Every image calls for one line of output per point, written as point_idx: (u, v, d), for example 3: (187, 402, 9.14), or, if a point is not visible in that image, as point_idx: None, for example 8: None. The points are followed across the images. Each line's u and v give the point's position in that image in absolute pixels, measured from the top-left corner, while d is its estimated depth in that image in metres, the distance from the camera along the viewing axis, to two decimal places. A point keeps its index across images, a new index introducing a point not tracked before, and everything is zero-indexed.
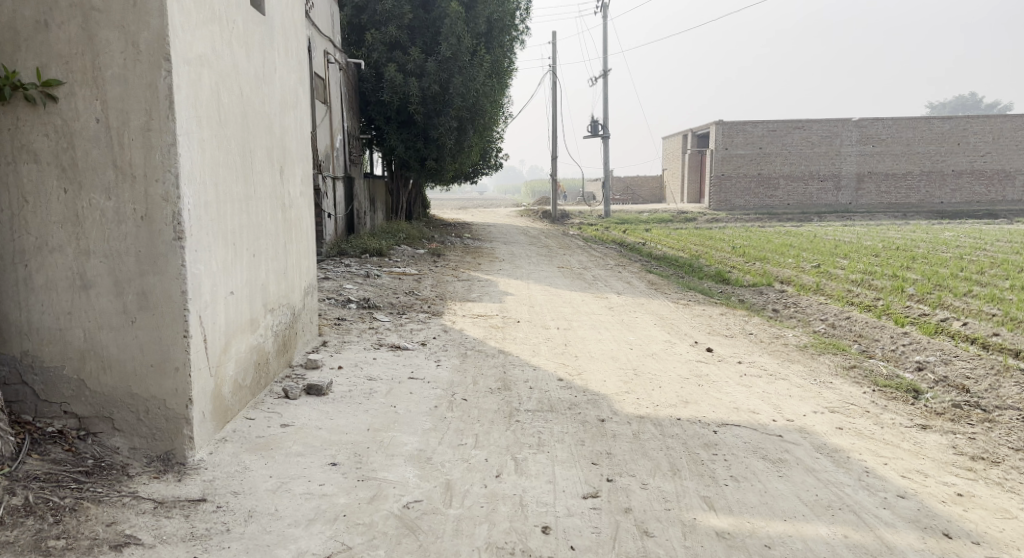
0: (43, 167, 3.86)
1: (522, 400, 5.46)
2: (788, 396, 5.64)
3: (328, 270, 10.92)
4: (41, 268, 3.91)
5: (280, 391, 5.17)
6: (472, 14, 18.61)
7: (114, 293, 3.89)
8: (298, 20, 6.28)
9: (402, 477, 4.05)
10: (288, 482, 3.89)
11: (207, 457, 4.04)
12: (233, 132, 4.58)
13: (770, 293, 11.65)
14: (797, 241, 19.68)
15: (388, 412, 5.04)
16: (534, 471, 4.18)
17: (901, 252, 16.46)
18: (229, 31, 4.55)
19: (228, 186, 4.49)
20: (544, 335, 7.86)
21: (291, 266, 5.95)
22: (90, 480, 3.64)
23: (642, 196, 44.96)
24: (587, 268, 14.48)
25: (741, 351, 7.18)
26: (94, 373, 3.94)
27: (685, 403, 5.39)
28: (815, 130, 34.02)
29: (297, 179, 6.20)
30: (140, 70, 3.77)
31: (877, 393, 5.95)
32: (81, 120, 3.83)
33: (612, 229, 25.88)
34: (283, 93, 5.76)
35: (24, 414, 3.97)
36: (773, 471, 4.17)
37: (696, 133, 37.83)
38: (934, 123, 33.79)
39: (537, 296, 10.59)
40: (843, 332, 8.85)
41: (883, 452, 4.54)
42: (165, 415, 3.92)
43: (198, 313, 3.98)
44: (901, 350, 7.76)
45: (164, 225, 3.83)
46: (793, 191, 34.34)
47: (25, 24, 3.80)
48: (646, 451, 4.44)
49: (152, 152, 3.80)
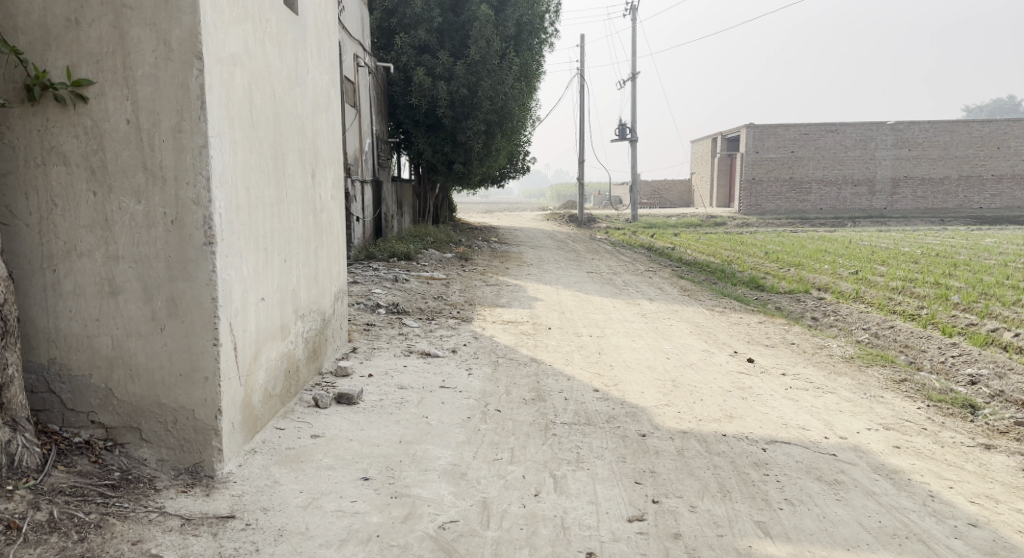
0: (73, 171, 3.75)
1: (558, 412, 5.26)
2: (838, 411, 5.37)
3: (356, 274, 10.80)
4: (70, 272, 3.80)
5: (310, 400, 5.03)
6: (502, 17, 18.45)
7: (144, 300, 3.76)
8: (330, 21, 6.15)
9: (437, 495, 3.87)
10: (320, 498, 3.73)
11: (236, 470, 3.89)
12: (265, 134, 4.44)
13: (808, 301, 11.30)
14: (832, 247, 19.21)
15: (420, 423, 4.87)
16: (575, 490, 3.98)
17: (942, 258, 15.98)
18: (262, 30, 4.42)
19: (259, 190, 4.35)
20: (577, 343, 7.65)
21: (322, 271, 5.80)
22: (117, 495, 3.51)
23: (670, 201, 44.45)
24: (617, 274, 14.24)
25: (784, 362, 6.91)
26: (123, 382, 3.82)
27: (730, 417, 5.15)
28: (849, 134, 33.40)
29: (328, 182, 6.06)
30: (172, 69, 3.64)
31: (931, 409, 5.66)
32: (111, 121, 3.71)
33: (640, 232, 25.60)
34: (315, 95, 5.62)
35: (51, 424, 3.86)
36: (830, 494, 3.93)
37: (726, 137, 37.40)
38: (972, 126, 33.02)
39: (568, 302, 10.39)
40: (887, 342, 8.53)
41: (946, 474, 4.27)
42: (194, 426, 3.79)
43: (228, 320, 3.84)
44: (951, 362, 7.44)
45: (194, 230, 3.70)
46: (826, 195, 33.70)
47: (56, 22, 3.70)
48: (693, 470, 4.22)
49: (183, 154, 3.67)
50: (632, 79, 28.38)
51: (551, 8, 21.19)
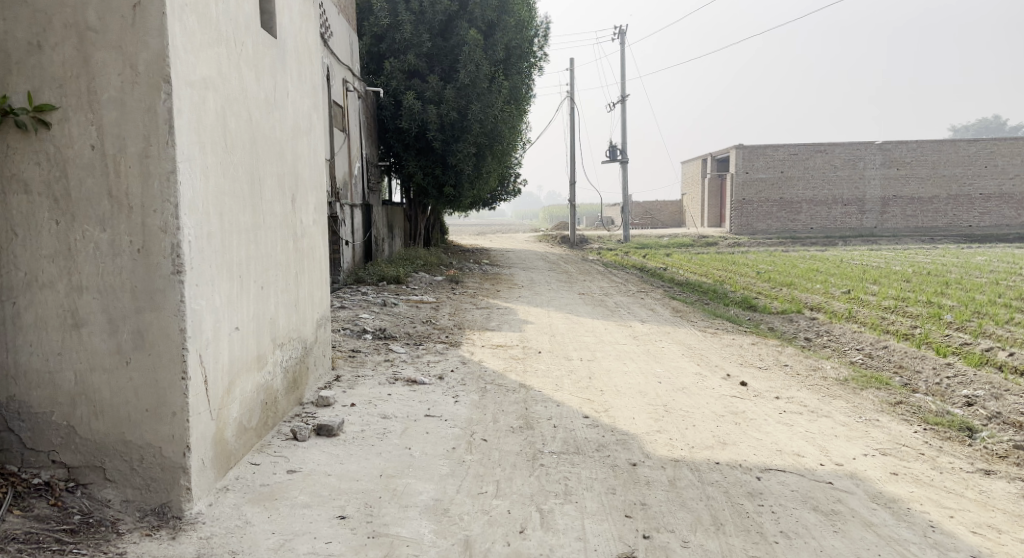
0: (34, 199, 3.61)
1: (546, 440, 5.10)
2: (834, 436, 5.22)
3: (344, 299, 10.63)
4: (30, 305, 3.64)
5: (289, 432, 4.85)
6: (491, 41, 18.50)
7: (109, 332, 3.60)
8: (312, 45, 6.05)
9: (416, 533, 3.70)
10: (292, 539, 3.56)
11: (206, 510, 3.71)
12: (240, 159, 4.31)
13: (800, 321, 11.16)
14: (825, 266, 19.17)
15: (403, 456, 4.70)
16: (562, 526, 3.81)
17: (934, 277, 15.93)
18: (237, 54, 4.31)
19: (234, 216, 4.21)
20: (567, 367, 7.49)
21: (302, 298, 5.64)
22: (74, 542, 3.34)
23: (662, 221, 44.55)
24: (609, 295, 14.12)
25: (778, 385, 6.76)
26: (86, 419, 3.65)
27: (724, 444, 4.99)
28: (838, 153, 33.55)
29: (309, 207, 5.92)
30: (139, 93, 3.51)
31: (929, 432, 5.52)
32: (74, 147, 3.58)
33: (631, 253, 25.56)
34: (296, 119, 5.51)
35: (10, 464, 3.70)
36: (827, 526, 3.77)
37: (716, 158, 37.55)
38: (960, 145, 33.25)
39: (559, 324, 10.26)
40: (882, 362, 8.41)
41: (947, 503, 4.11)
42: (161, 464, 3.61)
43: (198, 351, 3.67)
44: (947, 383, 7.31)
45: (162, 258, 3.55)
46: (816, 214, 33.80)
47: (17, 46, 3.58)
48: (685, 501, 4.06)
49: (150, 181, 3.53)
50: (621, 102, 28.46)
51: (540, 32, 21.30)
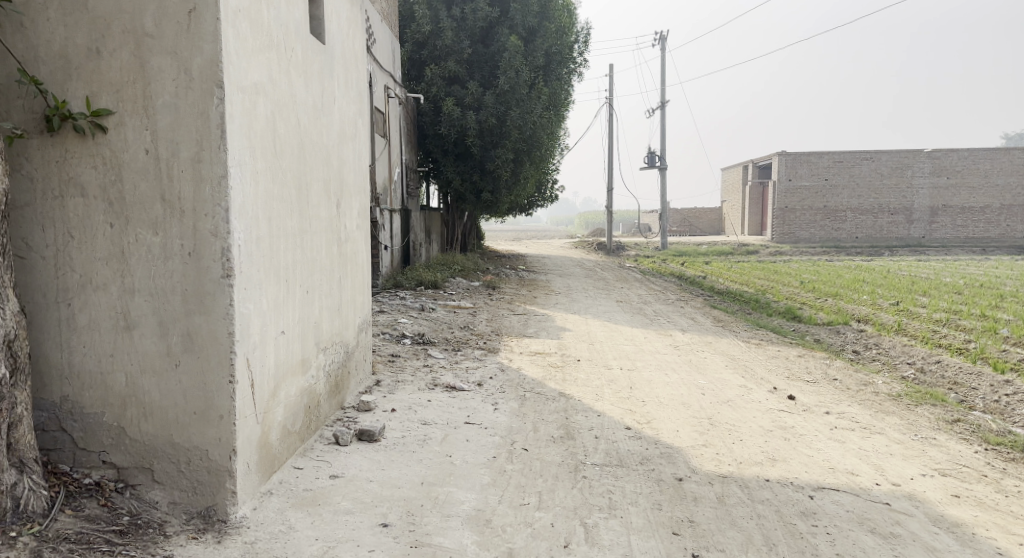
0: (89, 202, 3.65)
1: (588, 452, 5.01)
2: (888, 455, 5.04)
3: (382, 303, 10.66)
4: (84, 307, 3.68)
5: (330, 436, 4.84)
6: (531, 47, 18.48)
7: (159, 334, 3.63)
8: (359, 51, 6.06)
9: (460, 544, 3.65)
10: (336, 546, 3.55)
11: (250, 514, 3.70)
12: (288, 164, 4.33)
13: (848, 333, 10.87)
14: (871, 276, 18.71)
15: (443, 463, 4.65)
16: (608, 542, 3.73)
17: (987, 289, 15.43)
18: (287, 60, 4.33)
19: (281, 220, 4.21)
20: (607, 376, 7.38)
21: (345, 302, 5.63)
22: (123, 543, 3.37)
23: (700, 229, 44.03)
24: (647, 303, 13.94)
25: (826, 400, 6.57)
26: (135, 420, 3.67)
27: (773, 460, 4.85)
28: (885, 161, 32.80)
29: (353, 212, 5.92)
30: (192, 98, 3.54)
31: (990, 453, 5.30)
32: (130, 151, 3.61)
33: (670, 261, 25.23)
34: (342, 125, 5.52)
35: (62, 464, 3.73)
36: (887, 550, 3.64)
37: (758, 165, 36.99)
38: (1013, 154, 32.33)
39: (597, 332, 10.14)
40: (935, 378, 8.14)
41: (1013, 529, 3.94)
42: (207, 466, 3.62)
43: (245, 354, 3.67)
44: (1007, 400, 7.04)
45: (212, 262, 3.56)
46: (861, 224, 33.06)
47: (77, 51, 3.62)
48: (735, 520, 3.94)
49: (202, 185, 3.55)
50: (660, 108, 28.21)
51: (580, 38, 21.23)
